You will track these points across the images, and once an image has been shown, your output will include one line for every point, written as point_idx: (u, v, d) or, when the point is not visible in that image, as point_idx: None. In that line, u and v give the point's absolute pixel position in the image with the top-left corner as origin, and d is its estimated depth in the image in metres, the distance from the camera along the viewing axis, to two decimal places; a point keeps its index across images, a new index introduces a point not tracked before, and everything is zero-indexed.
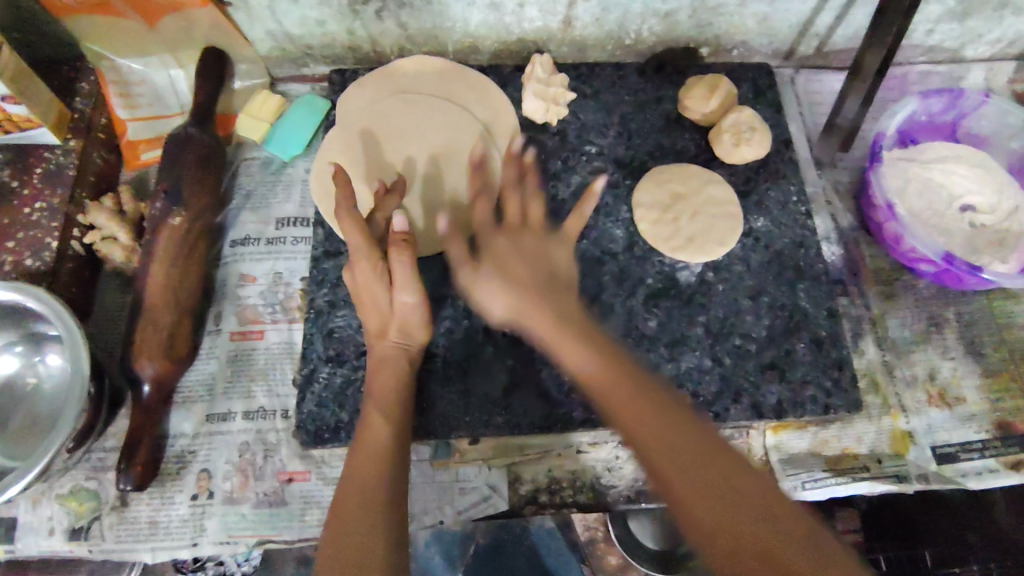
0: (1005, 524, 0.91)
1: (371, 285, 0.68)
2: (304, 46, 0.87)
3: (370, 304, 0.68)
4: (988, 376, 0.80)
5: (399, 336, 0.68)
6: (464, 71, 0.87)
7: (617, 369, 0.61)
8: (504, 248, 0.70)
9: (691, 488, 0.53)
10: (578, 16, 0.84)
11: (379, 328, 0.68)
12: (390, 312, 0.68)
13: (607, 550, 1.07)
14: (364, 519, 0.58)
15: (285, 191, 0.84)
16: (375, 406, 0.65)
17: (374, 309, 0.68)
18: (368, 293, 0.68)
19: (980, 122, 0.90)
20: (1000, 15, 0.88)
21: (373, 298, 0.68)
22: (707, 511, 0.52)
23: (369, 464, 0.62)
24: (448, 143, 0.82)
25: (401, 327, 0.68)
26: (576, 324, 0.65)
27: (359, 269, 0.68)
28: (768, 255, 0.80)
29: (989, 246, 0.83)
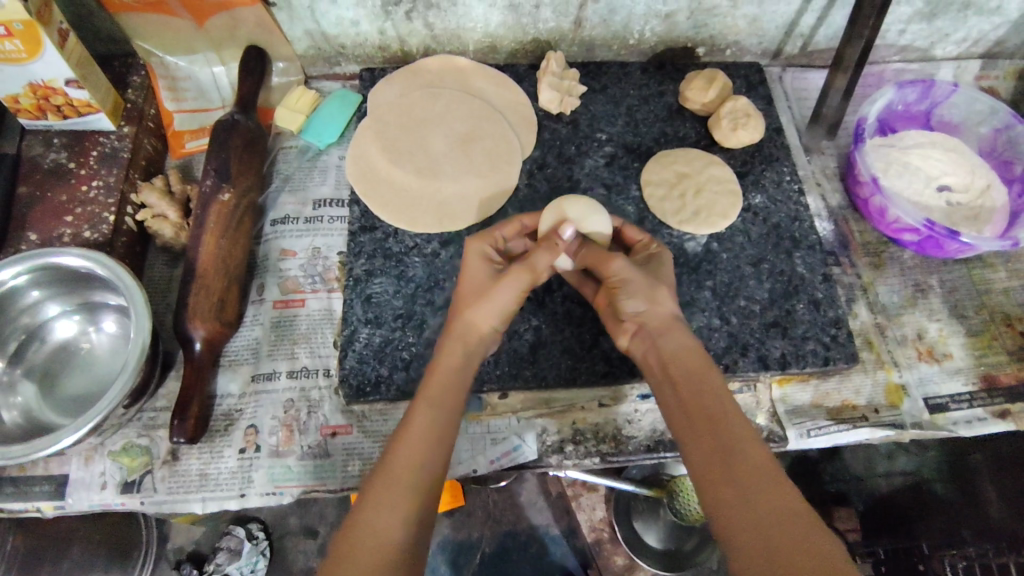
0: (995, 520, 1.01)
1: (478, 268, 0.71)
2: (338, 45, 0.95)
3: (467, 280, 0.71)
4: (971, 336, 0.87)
5: (485, 310, 0.68)
6: (484, 69, 0.97)
7: (706, 373, 0.64)
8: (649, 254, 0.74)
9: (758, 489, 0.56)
10: (588, 17, 0.93)
11: (464, 304, 0.69)
12: (482, 293, 0.69)
13: (613, 550, 1.18)
14: (390, 503, 0.57)
15: (321, 174, 0.91)
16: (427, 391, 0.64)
17: (469, 283, 0.70)
18: (470, 271, 0.71)
19: (950, 110, 0.99)
20: (965, 15, 0.99)
21: (472, 275, 0.70)
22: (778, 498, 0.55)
23: (408, 446, 0.60)
24: (471, 129, 0.91)
25: (487, 302, 0.68)
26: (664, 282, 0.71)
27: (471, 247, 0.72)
28: (766, 227, 0.88)
29: (965, 221, 0.92)
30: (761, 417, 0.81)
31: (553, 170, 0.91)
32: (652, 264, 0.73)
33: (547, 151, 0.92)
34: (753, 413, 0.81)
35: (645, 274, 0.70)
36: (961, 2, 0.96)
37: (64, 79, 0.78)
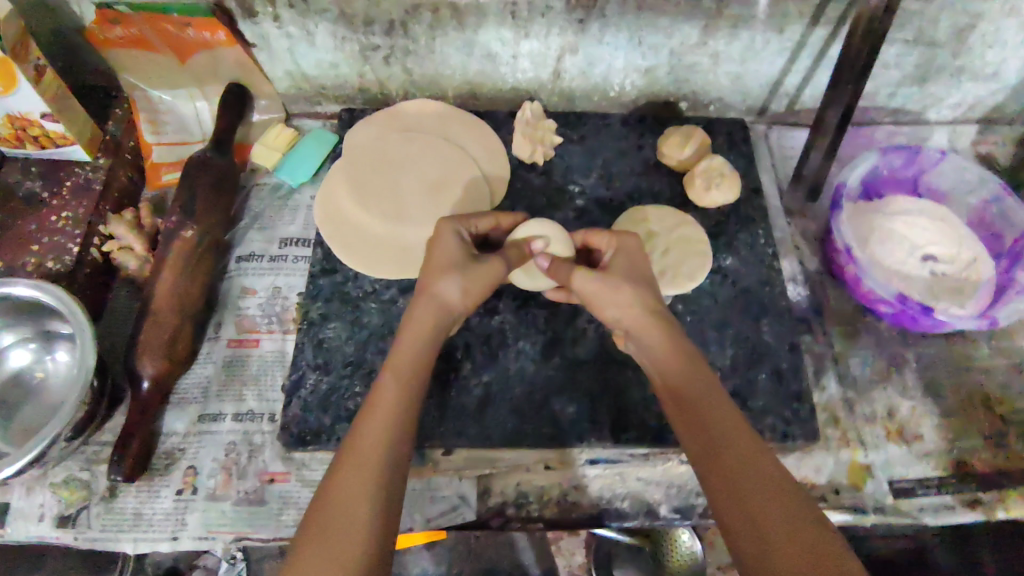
0: None
1: (451, 245, 0.72)
2: (318, 85, 0.96)
3: (440, 254, 0.71)
4: (945, 417, 0.84)
5: (451, 284, 0.69)
6: (463, 114, 0.97)
7: (691, 368, 0.64)
8: (618, 245, 0.75)
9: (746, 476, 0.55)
10: (566, 69, 0.93)
11: (431, 275, 0.70)
12: (454, 267, 0.70)
13: None
14: (357, 480, 0.56)
15: (290, 214, 0.92)
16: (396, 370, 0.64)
17: (441, 256, 0.71)
18: (444, 245, 0.72)
19: (939, 178, 0.97)
20: (959, 80, 0.96)
21: (445, 252, 0.71)
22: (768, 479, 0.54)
23: (373, 425, 0.59)
24: (444, 175, 0.91)
25: (455, 279, 0.69)
26: (640, 280, 0.71)
27: (445, 224, 0.73)
28: (735, 291, 0.86)
29: (948, 293, 0.89)
30: None
31: None
32: (620, 258, 0.74)
33: (518, 201, 0.91)
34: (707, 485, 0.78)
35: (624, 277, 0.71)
36: (953, 68, 0.93)
37: (40, 112, 0.79)
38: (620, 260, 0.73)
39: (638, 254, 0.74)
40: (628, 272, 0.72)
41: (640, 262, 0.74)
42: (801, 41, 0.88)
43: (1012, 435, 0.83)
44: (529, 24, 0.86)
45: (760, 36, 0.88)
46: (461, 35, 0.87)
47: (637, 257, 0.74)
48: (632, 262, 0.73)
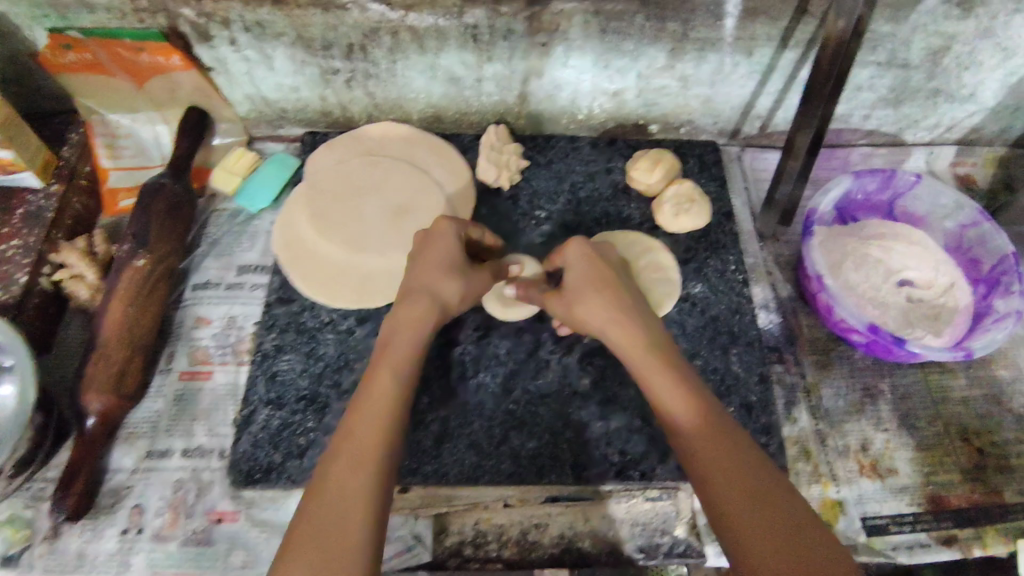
0: None
1: (449, 247, 0.72)
2: (280, 109, 0.95)
3: (435, 256, 0.72)
4: (921, 450, 0.81)
5: (451, 287, 0.71)
6: (429, 137, 0.95)
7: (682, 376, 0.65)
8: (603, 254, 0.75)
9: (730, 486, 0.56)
10: (532, 91, 0.91)
11: (427, 274, 0.71)
12: (448, 274, 0.71)
13: None
14: (352, 482, 0.56)
15: (249, 240, 0.90)
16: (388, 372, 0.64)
17: (438, 257, 0.72)
18: (441, 248, 0.72)
19: (915, 202, 0.95)
20: (934, 102, 0.94)
21: (443, 253, 0.72)
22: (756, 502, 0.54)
23: (370, 422, 0.60)
24: (406, 199, 0.89)
25: (452, 284, 0.71)
26: (621, 294, 0.71)
27: (441, 224, 0.74)
28: (704, 319, 0.84)
29: (925, 320, 0.87)
30: (680, 527, 0.75)
31: None
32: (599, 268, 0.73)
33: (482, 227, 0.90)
34: (673, 523, 0.75)
35: (611, 293, 0.71)
36: (928, 90, 0.91)
37: None
38: (596, 267, 0.73)
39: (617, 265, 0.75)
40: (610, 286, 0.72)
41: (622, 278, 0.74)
42: (771, 64, 0.87)
43: (989, 469, 0.81)
44: (492, 47, 0.84)
45: (728, 59, 0.86)
46: (422, 58, 0.86)
47: (619, 268, 0.75)
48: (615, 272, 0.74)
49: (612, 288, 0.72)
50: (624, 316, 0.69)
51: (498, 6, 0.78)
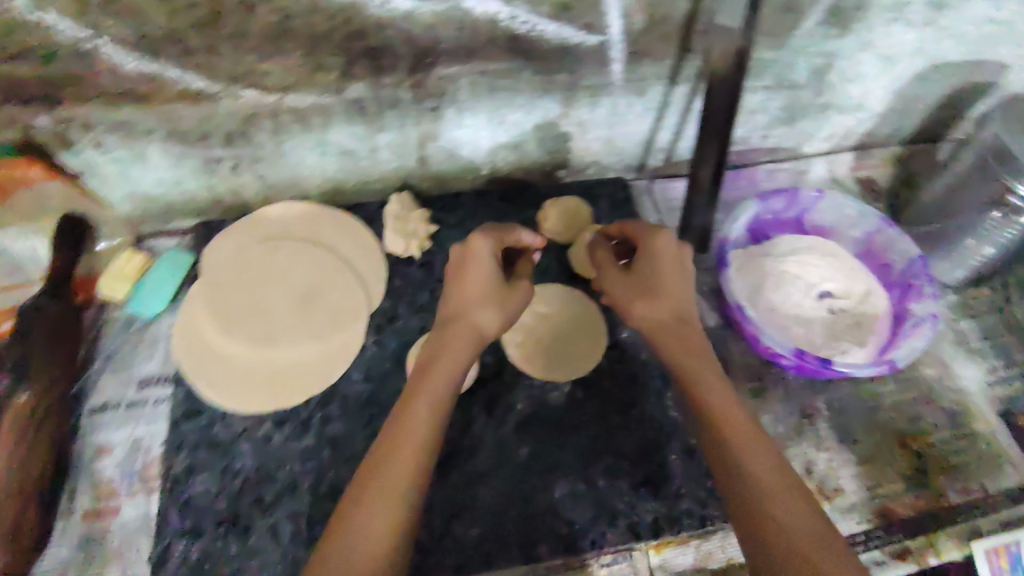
0: None
1: (484, 268, 0.70)
2: (166, 203, 0.89)
3: (475, 276, 0.70)
4: (863, 464, 0.82)
5: (489, 315, 0.69)
6: (328, 211, 0.92)
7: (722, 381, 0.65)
8: (669, 259, 0.73)
9: (764, 493, 0.55)
10: (432, 154, 0.89)
11: (471, 298, 0.69)
12: (489, 299, 0.69)
13: None
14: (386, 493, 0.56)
15: (147, 350, 0.84)
16: (426, 389, 0.63)
17: (475, 282, 0.70)
18: (481, 268, 0.70)
19: (822, 216, 0.96)
20: (826, 115, 0.96)
21: (478, 276, 0.70)
22: (788, 515, 0.54)
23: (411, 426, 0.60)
24: (313, 283, 0.86)
25: (491, 308, 0.69)
26: (678, 289, 0.72)
27: (478, 243, 0.72)
28: (635, 366, 0.82)
29: (848, 331, 0.87)
30: None
31: (404, 322, 0.85)
32: (659, 264, 0.73)
33: (399, 299, 0.87)
34: None
35: (657, 290, 0.71)
36: (818, 105, 0.93)
37: None
38: (665, 266, 0.73)
39: (682, 262, 0.74)
40: (668, 284, 0.72)
41: (681, 284, 0.72)
42: (664, 100, 0.87)
43: (930, 471, 0.82)
44: (381, 117, 0.81)
45: (622, 101, 0.85)
46: (310, 136, 0.82)
47: (685, 273, 0.74)
48: (679, 280, 0.72)
49: (672, 286, 0.72)
50: (678, 308, 0.71)
51: (379, 77, 0.76)
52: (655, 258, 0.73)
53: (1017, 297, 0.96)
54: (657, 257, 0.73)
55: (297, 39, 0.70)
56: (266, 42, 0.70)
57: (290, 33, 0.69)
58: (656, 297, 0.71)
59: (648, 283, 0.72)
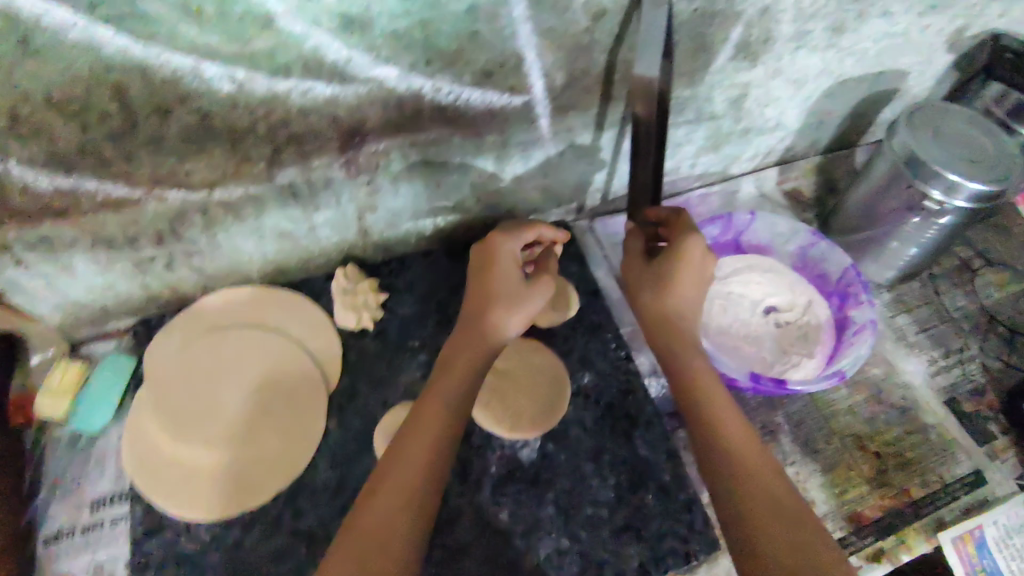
0: None
1: (509, 268, 0.77)
2: (99, 308, 0.86)
3: (500, 275, 0.77)
4: (828, 472, 0.85)
5: (513, 314, 0.74)
6: (274, 292, 0.91)
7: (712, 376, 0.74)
8: (692, 263, 0.75)
9: (749, 465, 0.65)
10: (371, 224, 0.89)
11: (494, 296, 0.75)
12: (511, 297, 0.75)
13: None
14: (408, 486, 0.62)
15: (97, 467, 0.80)
16: (444, 391, 0.69)
17: (501, 280, 0.76)
18: (504, 271, 0.77)
19: (758, 234, 1.01)
20: (748, 138, 1.00)
21: (502, 275, 0.77)
22: (764, 485, 0.63)
23: (432, 427, 0.66)
24: (264, 372, 0.83)
25: (514, 303, 0.75)
26: (694, 287, 0.76)
27: (500, 244, 0.79)
28: (600, 409, 0.84)
29: (797, 343, 0.90)
30: None
31: (365, 398, 0.84)
32: (677, 266, 0.75)
33: (357, 375, 0.86)
34: None
35: (673, 288, 0.76)
36: (739, 131, 0.97)
37: None
38: (684, 269, 0.75)
39: (702, 263, 0.76)
40: (684, 285, 0.76)
41: (694, 288, 0.76)
42: (592, 147, 0.89)
43: (892, 469, 0.85)
44: (316, 198, 0.81)
45: (553, 152, 0.87)
46: (244, 224, 0.81)
47: (702, 276, 0.76)
48: (693, 281, 0.76)
49: (687, 286, 0.76)
50: (688, 306, 0.76)
51: (309, 162, 0.76)
52: (677, 260, 0.75)
53: (945, 287, 1.02)
54: (679, 260, 0.75)
55: (219, 136, 0.69)
56: (186, 144, 0.68)
57: (210, 133, 0.68)
58: (676, 293, 0.76)
59: (666, 283, 0.76)
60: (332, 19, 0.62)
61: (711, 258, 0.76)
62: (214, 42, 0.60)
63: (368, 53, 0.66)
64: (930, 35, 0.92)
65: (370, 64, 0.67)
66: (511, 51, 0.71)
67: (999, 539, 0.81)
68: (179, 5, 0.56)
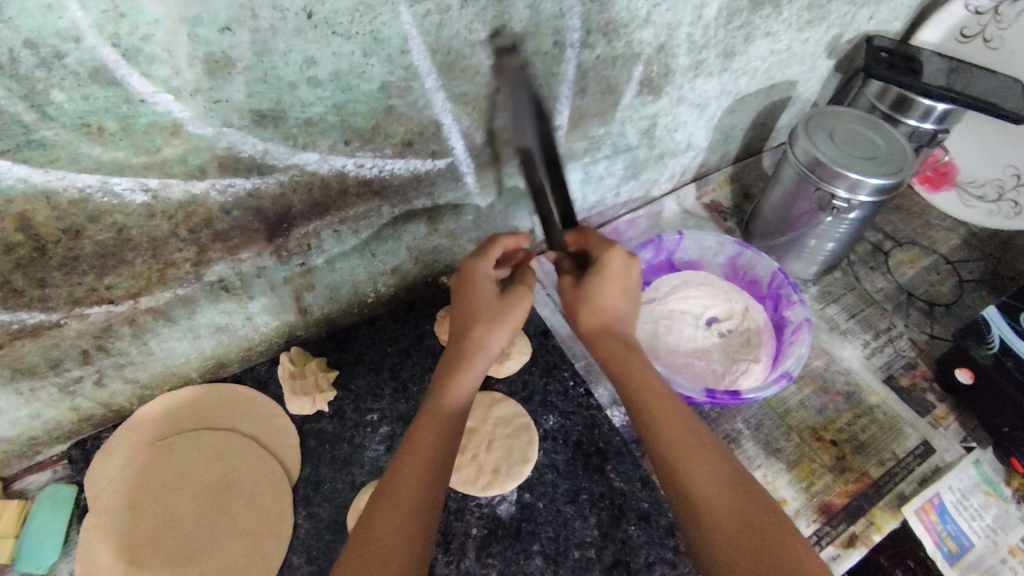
0: None
1: (484, 290, 0.76)
2: (28, 439, 0.80)
3: (478, 297, 0.75)
4: (793, 469, 0.88)
5: (495, 333, 0.74)
6: (216, 389, 0.88)
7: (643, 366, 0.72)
8: (616, 272, 0.75)
9: (694, 454, 0.63)
10: (311, 303, 0.87)
11: (474, 321, 0.74)
12: (489, 319, 0.73)
13: None
14: (392, 548, 0.58)
15: None
16: (422, 442, 0.66)
17: (480, 301, 0.75)
18: (477, 294, 0.75)
19: (687, 251, 1.05)
20: (664, 162, 1.05)
21: (479, 297, 0.75)
22: (706, 470, 0.62)
23: (410, 481, 0.63)
24: (220, 475, 0.81)
25: (495, 322, 0.73)
26: (628, 293, 0.77)
27: (478, 267, 0.77)
28: (570, 449, 0.84)
29: (742, 349, 0.94)
30: None
31: (332, 482, 0.82)
32: (612, 278, 0.75)
33: (319, 459, 0.84)
34: None
35: (614, 298, 0.76)
36: (654, 157, 1.02)
37: None
38: (620, 280, 0.76)
39: (631, 271, 0.77)
40: (619, 295, 0.76)
41: (625, 298, 0.77)
42: (519, 193, 0.91)
43: (849, 454, 0.90)
44: (249, 288, 0.79)
45: (482, 204, 0.89)
46: (177, 326, 0.78)
47: (630, 286, 0.77)
48: (624, 293, 0.77)
49: (620, 295, 0.76)
50: (624, 311, 0.77)
51: (237, 254, 0.74)
52: (601, 272, 0.75)
53: (864, 272, 1.09)
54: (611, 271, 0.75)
55: (137, 246, 0.66)
56: (104, 259, 0.66)
57: (128, 244, 0.66)
58: (613, 305, 0.76)
59: (601, 297, 0.76)
60: (243, 116, 0.61)
61: (635, 264, 0.78)
62: (120, 156, 0.58)
63: (285, 142, 0.65)
64: (810, 47, 1.00)
65: (288, 153, 0.66)
66: (428, 120, 0.72)
67: (956, 502, 0.87)
68: (78, 126, 0.55)
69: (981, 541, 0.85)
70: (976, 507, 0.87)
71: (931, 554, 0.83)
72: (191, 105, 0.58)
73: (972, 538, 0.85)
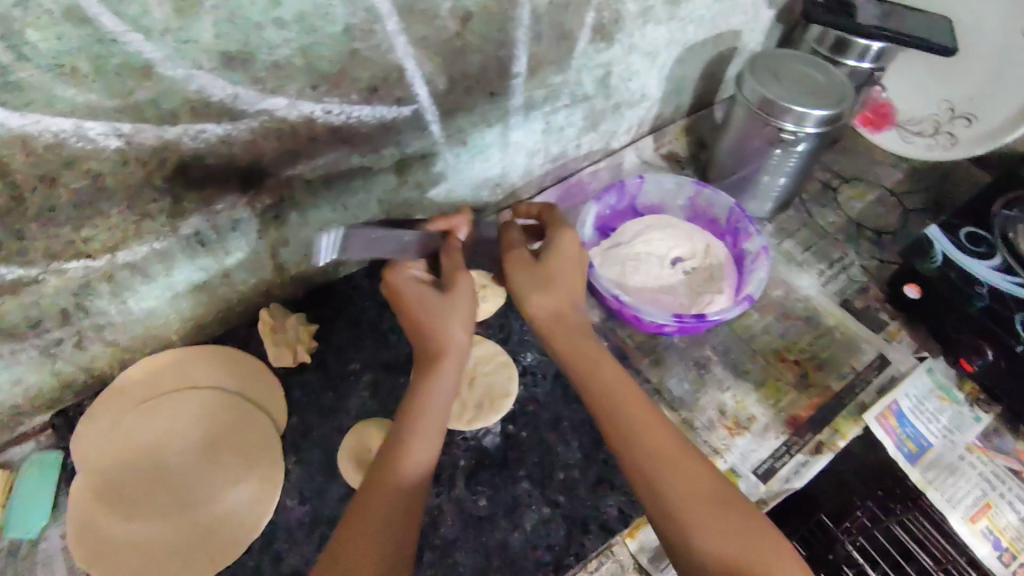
0: None
1: (421, 297, 0.79)
2: (9, 407, 0.80)
3: (417, 302, 0.79)
4: (760, 388, 0.93)
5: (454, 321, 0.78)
6: (197, 349, 0.89)
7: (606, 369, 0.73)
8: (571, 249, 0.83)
9: (665, 464, 0.63)
10: (286, 259, 0.89)
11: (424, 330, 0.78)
12: (438, 318, 0.77)
13: None
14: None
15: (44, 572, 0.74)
16: (379, 490, 0.65)
17: (418, 304, 0.79)
18: (413, 305, 0.79)
19: (648, 195, 1.09)
20: (620, 113, 1.09)
21: (417, 302, 0.79)
22: (681, 480, 0.63)
23: (374, 523, 0.62)
24: (208, 430, 0.82)
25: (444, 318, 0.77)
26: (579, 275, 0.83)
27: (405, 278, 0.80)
28: (550, 382, 0.88)
29: (705, 283, 0.99)
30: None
31: (320, 430, 0.85)
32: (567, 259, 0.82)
33: (306, 409, 0.86)
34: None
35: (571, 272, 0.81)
36: (611, 107, 1.06)
37: None
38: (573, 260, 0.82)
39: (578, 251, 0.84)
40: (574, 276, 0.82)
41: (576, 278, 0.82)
42: (483, 144, 0.94)
43: (812, 371, 0.95)
44: (225, 242, 0.81)
45: (448, 154, 0.92)
46: (155, 283, 0.79)
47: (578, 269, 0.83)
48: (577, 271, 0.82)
49: (573, 272, 0.82)
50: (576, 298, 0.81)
51: (212, 206, 0.76)
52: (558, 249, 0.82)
53: (816, 208, 1.15)
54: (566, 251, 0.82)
55: (113, 196, 0.68)
56: (80, 210, 0.67)
57: (104, 194, 0.67)
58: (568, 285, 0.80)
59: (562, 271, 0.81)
60: (212, 59, 0.63)
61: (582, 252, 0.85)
62: (93, 99, 0.60)
63: (254, 87, 0.67)
64: None
65: (257, 97, 0.68)
66: (392, 64, 0.74)
67: (914, 407, 0.93)
68: (52, 67, 0.56)
69: (937, 441, 0.93)
70: (932, 411, 0.94)
71: (894, 456, 0.91)
72: (161, 46, 0.59)
73: (930, 439, 0.93)
